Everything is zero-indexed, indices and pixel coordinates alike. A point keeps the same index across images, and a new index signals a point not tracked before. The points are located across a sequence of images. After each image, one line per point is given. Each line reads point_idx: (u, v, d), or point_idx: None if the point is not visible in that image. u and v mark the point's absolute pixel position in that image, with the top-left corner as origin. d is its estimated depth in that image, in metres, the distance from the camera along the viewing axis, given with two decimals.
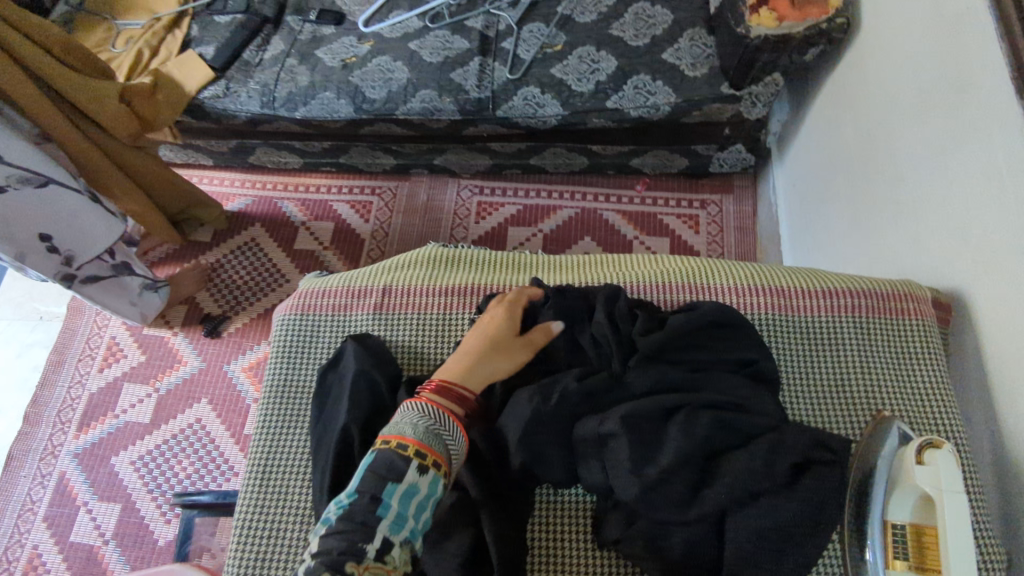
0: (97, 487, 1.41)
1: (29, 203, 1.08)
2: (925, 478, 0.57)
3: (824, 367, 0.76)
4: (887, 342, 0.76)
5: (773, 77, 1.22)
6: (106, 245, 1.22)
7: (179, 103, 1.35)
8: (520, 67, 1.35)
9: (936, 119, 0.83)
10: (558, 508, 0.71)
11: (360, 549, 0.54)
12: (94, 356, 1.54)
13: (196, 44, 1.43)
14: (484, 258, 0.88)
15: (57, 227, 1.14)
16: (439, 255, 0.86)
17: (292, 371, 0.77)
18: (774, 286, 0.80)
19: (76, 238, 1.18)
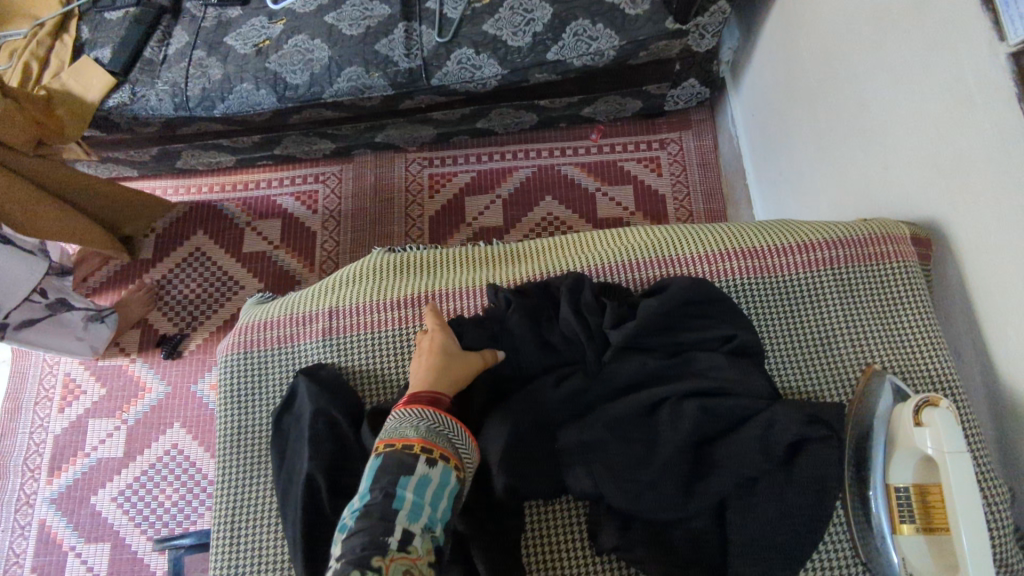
0: (81, 529, 1.36)
1: None
2: (924, 439, 0.53)
3: (809, 328, 0.72)
4: (870, 293, 0.72)
5: (719, 5, 1.14)
6: (28, 288, 1.15)
7: (82, 117, 1.24)
8: (449, 28, 1.23)
9: (895, 40, 0.77)
10: (550, 518, 0.68)
11: (382, 542, 0.50)
12: (52, 397, 1.46)
13: (91, 48, 1.30)
14: (436, 259, 0.83)
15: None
16: (386, 265, 0.81)
17: (245, 413, 0.73)
18: (746, 248, 0.76)
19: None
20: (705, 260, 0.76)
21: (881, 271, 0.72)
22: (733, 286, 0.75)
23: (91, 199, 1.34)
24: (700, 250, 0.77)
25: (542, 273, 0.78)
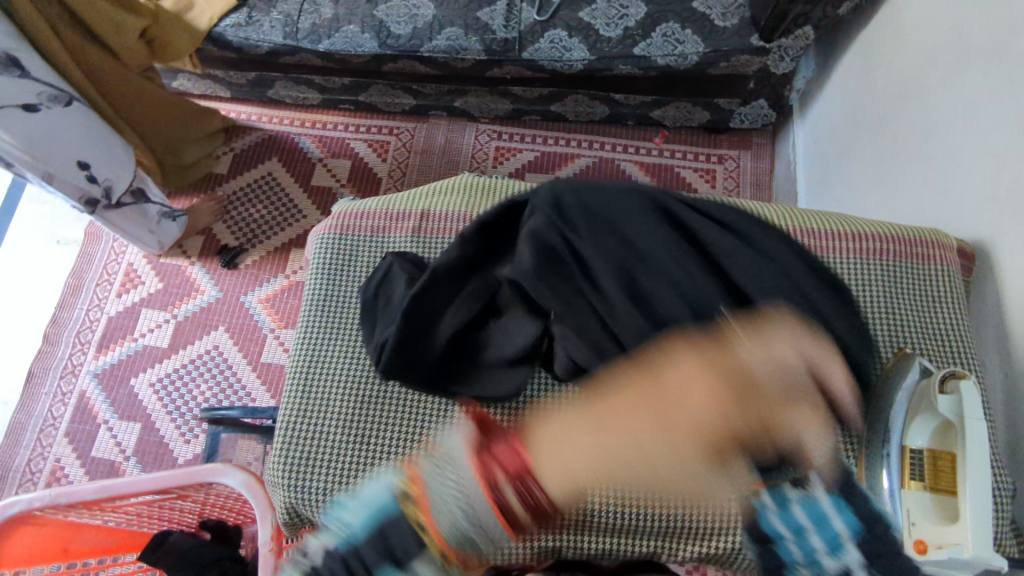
0: (117, 405, 1.46)
1: (64, 122, 1.10)
2: (947, 407, 0.61)
3: (851, 309, 0.79)
4: (909, 285, 0.80)
5: (805, 32, 1.22)
6: (130, 173, 1.25)
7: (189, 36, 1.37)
8: (548, 9, 1.33)
9: (972, 76, 0.85)
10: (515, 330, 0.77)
11: None
12: (113, 281, 1.56)
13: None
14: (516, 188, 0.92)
15: (92, 154, 1.16)
16: (475, 182, 0.90)
17: (331, 286, 0.83)
18: (805, 228, 0.84)
19: (109, 166, 1.20)
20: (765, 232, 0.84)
21: (921, 268, 0.80)
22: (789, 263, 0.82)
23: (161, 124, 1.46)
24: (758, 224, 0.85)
25: None
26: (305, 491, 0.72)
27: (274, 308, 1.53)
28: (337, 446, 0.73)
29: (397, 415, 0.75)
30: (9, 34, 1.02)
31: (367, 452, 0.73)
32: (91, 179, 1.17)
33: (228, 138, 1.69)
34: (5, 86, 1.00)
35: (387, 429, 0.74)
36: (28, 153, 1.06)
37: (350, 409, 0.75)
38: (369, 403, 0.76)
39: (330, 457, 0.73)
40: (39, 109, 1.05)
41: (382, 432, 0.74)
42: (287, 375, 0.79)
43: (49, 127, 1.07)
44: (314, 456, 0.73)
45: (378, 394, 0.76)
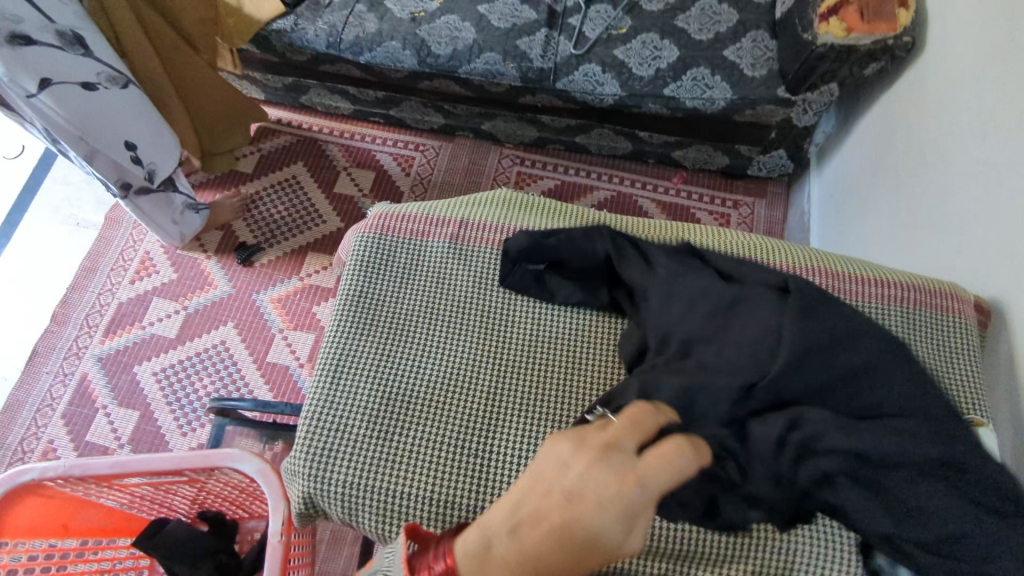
0: (117, 392, 1.45)
1: (118, 104, 1.12)
2: None
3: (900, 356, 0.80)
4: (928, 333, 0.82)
5: (830, 87, 1.27)
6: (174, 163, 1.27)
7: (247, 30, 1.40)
8: (584, 44, 1.39)
9: (994, 141, 0.89)
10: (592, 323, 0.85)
11: None
12: (127, 267, 1.57)
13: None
14: (549, 206, 0.96)
15: (140, 137, 1.18)
16: (511, 199, 0.95)
17: (366, 282, 0.85)
18: (827, 269, 0.87)
19: (154, 151, 1.21)
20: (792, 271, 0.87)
21: (940, 318, 0.82)
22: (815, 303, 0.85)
23: (215, 115, 1.45)
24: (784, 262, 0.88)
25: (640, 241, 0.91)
26: (325, 482, 0.72)
27: (285, 309, 1.53)
28: (360, 441, 0.74)
29: (421, 414, 0.76)
30: (81, 16, 1.07)
31: (390, 448, 0.74)
32: (135, 161, 1.18)
33: (256, 139, 1.72)
34: (70, 63, 1.04)
35: (410, 427, 0.75)
36: (78, 130, 1.08)
37: (375, 405, 0.76)
38: (395, 399, 0.77)
39: (353, 448, 0.74)
40: (97, 88, 1.09)
41: (406, 429, 0.75)
42: (316, 365, 0.80)
43: (101, 106, 1.10)
44: (336, 444, 0.74)
45: (403, 392, 0.77)
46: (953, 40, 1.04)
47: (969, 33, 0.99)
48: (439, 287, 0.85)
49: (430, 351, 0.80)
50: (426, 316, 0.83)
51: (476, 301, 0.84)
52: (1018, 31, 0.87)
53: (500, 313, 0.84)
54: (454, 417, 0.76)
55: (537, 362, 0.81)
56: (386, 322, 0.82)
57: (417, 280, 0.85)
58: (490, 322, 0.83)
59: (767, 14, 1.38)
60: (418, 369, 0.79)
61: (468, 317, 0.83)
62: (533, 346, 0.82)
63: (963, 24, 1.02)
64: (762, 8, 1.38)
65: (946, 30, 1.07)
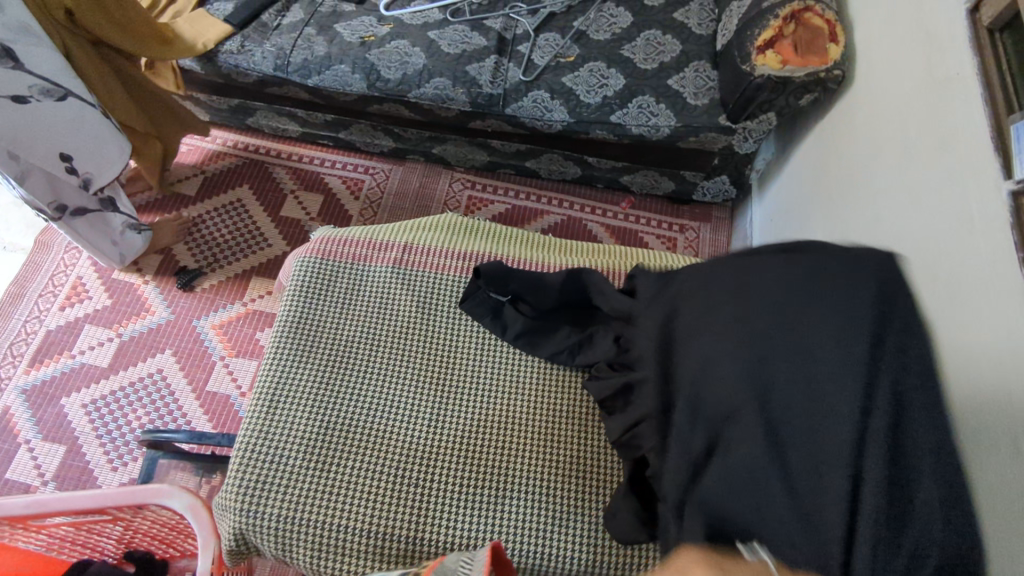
0: (43, 425, 1.36)
1: (56, 117, 1.08)
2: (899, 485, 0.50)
3: None
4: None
5: (768, 116, 1.31)
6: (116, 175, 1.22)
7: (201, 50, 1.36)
8: (533, 71, 1.41)
9: (918, 170, 0.93)
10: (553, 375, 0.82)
11: None
12: (57, 293, 1.49)
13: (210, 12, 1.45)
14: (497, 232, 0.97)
15: (77, 150, 1.14)
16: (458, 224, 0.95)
17: (306, 308, 0.82)
18: None
19: (90, 161, 1.17)
20: None
21: None
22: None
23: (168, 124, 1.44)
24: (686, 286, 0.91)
25: (588, 263, 0.92)
26: (258, 516, 0.69)
27: (226, 335, 1.48)
28: (297, 472, 0.71)
29: (362, 443, 0.74)
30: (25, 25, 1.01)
31: (328, 480, 0.71)
32: (70, 171, 1.15)
33: (200, 162, 1.67)
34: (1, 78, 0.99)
35: (349, 456, 0.73)
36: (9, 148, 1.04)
37: (314, 435, 0.73)
38: (334, 428, 0.74)
39: (288, 482, 0.70)
40: (29, 101, 1.04)
41: (345, 459, 0.72)
42: (252, 395, 0.77)
43: (34, 121, 1.05)
44: (270, 478, 0.70)
45: (343, 420, 0.75)
46: (878, 74, 1.10)
47: (892, 71, 1.05)
48: (383, 312, 0.83)
49: (373, 377, 0.78)
50: (369, 342, 0.81)
51: (421, 326, 0.83)
52: (935, 68, 0.92)
53: (446, 340, 0.83)
54: (396, 445, 0.74)
55: (484, 388, 0.80)
56: (327, 348, 0.80)
57: (359, 305, 0.84)
58: (435, 349, 0.82)
59: (708, 46, 1.43)
60: (359, 396, 0.77)
61: (412, 343, 0.82)
62: (479, 372, 0.81)
63: (887, 61, 1.08)
64: (703, 40, 1.43)
65: (872, 65, 1.13)
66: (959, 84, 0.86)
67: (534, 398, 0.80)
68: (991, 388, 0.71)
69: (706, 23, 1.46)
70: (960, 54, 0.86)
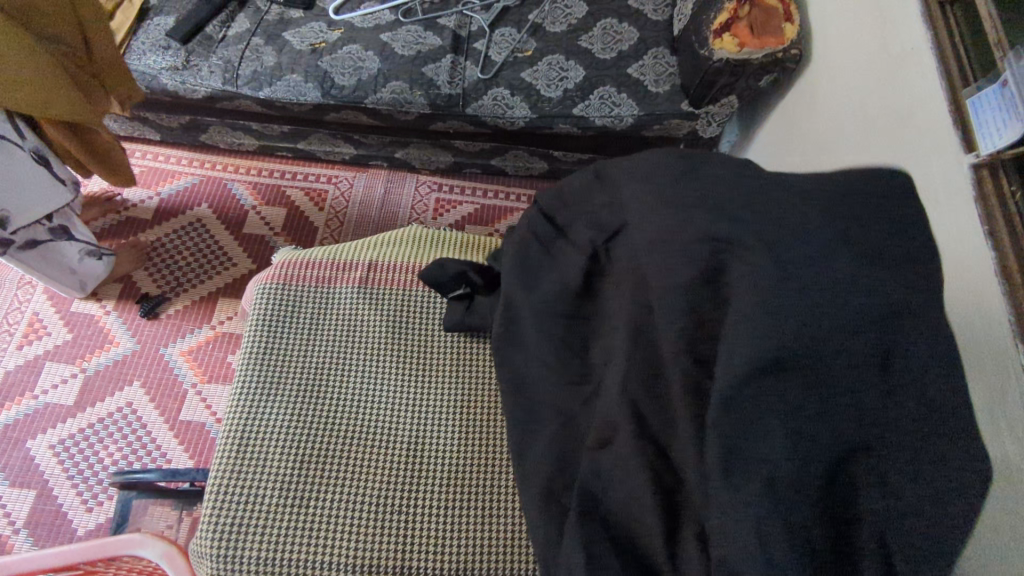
0: (9, 471, 1.30)
1: None
2: None
3: None
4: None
5: (729, 100, 1.30)
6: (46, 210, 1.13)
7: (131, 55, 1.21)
8: (491, 68, 1.38)
9: (880, 147, 0.93)
10: None
11: None
12: (13, 332, 1.43)
13: (142, 34, 1.38)
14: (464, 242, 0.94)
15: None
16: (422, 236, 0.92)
17: (271, 337, 0.79)
18: None
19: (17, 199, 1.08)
20: None
21: None
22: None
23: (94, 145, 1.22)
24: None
25: None
26: (236, 561, 0.66)
27: (197, 361, 1.43)
28: (274, 511, 0.68)
29: (340, 474, 0.71)
30: None
31: (308, 516, 0.69)
32: None
33: (153, 184, 1.61)
34: None
35: (328, 489, 0.70)
36: None
37: (290, 471, 0.71)
38: (310, 461, 0.72)
39: (265, 523, 0.68)
40: None
41: (324, 492, 0.70)
42: (221, 435, 0.73)
43: None
44: (245, 520, 0.68)
45: (319, 451, 0.72)
46: (835, 51, 1.10)
47: (848, 49, 1.05)
48: (352, 336, 0.81)
49: (347, 404, 0.76)
50: (340, 368, 0.78)
51: (394, 346, 0.81)
52: (891, 43, 0.92)
53: (419, 359, 0.80)
54: (375, 472, 0.72)
55: (462, 405, 0.78)
56: (296, 378, 0.77)
57: (327, 329, 0.81)
58: (409, 369, 0.79)
59: (665, 31, 1.42)
60: (333, 426, 0.74)
61: (384, 365, 0.79)
62: (457, 388, 0.79)
63: (842, 39, 1.07)
64: (660, 26, 1.42)
65: (828, 42, 1.12)
66: (915, 59, 0.86)
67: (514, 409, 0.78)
68: (964, 362, 0.71)
69: (662, 9, 1.45)
70: (914, 28, 0.86)
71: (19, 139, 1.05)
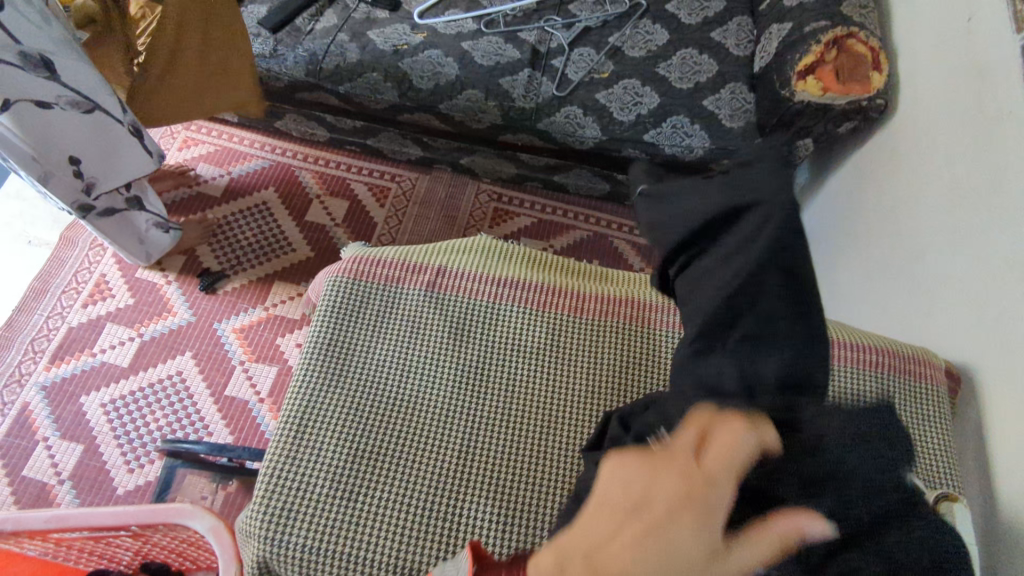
0: (61, 423, 1.36)
1: (74, 125, 1.05)
2: None
3: None
4: (900, 398, 0.82)
5: (807, 144, 1.28)
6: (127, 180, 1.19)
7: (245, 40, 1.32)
8: (567, 85, 1.39)
9: (963, 208, 0.90)
10: (593, 405, 0.80)
11: None
12: (80, 290, 1.49)
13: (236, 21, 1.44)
14: (530, 256, 0.95)
15: (87, 153, 1.10)
16: (491, 246, 0.93)
17: (336, 329, 0.81)
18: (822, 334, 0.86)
19: (102, 167, 1.14)
20: (854, 349, 0.85)
21: (911, 385, 0.83)
22: (644, 368, 0.83)
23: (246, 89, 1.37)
24: (663, 324, 0.87)
25: (627, 292, 0.90)
26: (281, 545, 0.68)
27: (247, 340, 1.47)
28: (322, 500, 0.70)
29: (389, 473, 0.73)
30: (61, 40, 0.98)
31: (353, 510, 0.70)
32: (77, 174, 1.11)
33: (226, 163, 1.67)
34: (34, 82, 0.96)
35: (376, 486, 0.72)
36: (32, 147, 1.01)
37: (341, 463, 0.72)
38: (360, 456, 0.73)
39: (312, 511, 0.69)
40: (54, 108, 1.00)
41: (371, 488, 0.71)
42: (279, 419, 0.76)
43: (53, 125, 1.02)
44: (293, 506, 0.69)
45: (370, 447, 0.74)
46: (924, 105, 1.07)
47: (939, 103, 1.02)
48: (413, 337, 0.82)
49: (402, 404, 0.77)
50: (399, 367, 0.80)
51: (453, 352, 0.82)
52: (986, 105, 0.89)
53: (477, 368, 0.81)
54: (424, 475, 0.73)
55: (514, 420, 0.78)
56: (356, 373, 0.79)
57: (391, 328, 0.82)
58: (466, 377, 0.80)
59: (746, 67, 1.40)
60: (387, 424, 0.76)
61: (442, 369, 0.80)
62: (511, 401, 0.79)
63: (933, 94, 1.05)
64: (741, 62, 1.41)
65: (917, 95, 1.10)
66: (1010, 125, 0.83)
67: (564, 431, 0.78)
68: None
69: (744, 45, 1.43)
70: (1011, 91, 0.84)
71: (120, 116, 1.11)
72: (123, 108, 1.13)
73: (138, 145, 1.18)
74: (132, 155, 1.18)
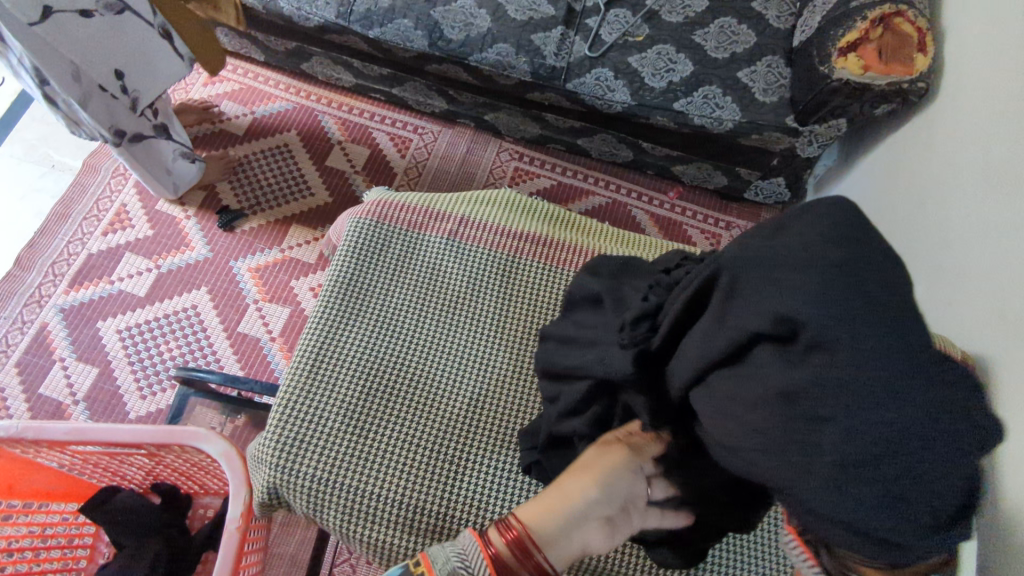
0: (78, 345, 1.39)
1: (114, 34, 1.07)
2: None
3: None
4: None
5: (838, 123, 1.26)
6: (160, 87, 1.22)
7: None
8: (599, 47, 1.37)
9: (993, 203, 0.89)
10: None
11: None
12: (101, 218, 1.51)
13: None
14: (552, 214, 0.96)
15: (127, 65, 1.13)
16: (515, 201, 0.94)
17: (357, 270, 0.82)
18: None
19: (143, 78, 1.18)
20: None
21: None
22: None
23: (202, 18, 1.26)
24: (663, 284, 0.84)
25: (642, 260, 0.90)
26: (293, 473, 0.70)
27: (262, 279, 1.49)
28: (333, 434, 0.72)
29: (399, 413, 0.74)
30: None
31: (364, 445, 0.72)
32: (121, 90, 1.14)
33: (250, 102, 1.66)
34: None
35: (388, 423, 0.74)
36: (76, 67, 1.04)
37: (355, 400, 0.74)
38: (373, 396, 0.75)
39: (324, 445, 0.71)
40: (93, 16, 1.02)
41: (383, 427, 0.73)
42: (296, 353, 0.77)
43: (94, 36, 1.04)
44: (306, 437, 0.72)
45: (385, 389, 0.75)
46: (966, 88, 1.04)
47: (983, 88, 1.00)
48: (431, 285, 0.83)
49: (417, 350, 0.78)
50: (416, 313, 0.81)
51: (469, 304, 0.82)
52: None
53: (492, 321, 0.82)
54: (433, 419, 0.75)
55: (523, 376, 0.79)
56: (374, 316, 0.80)
57: (410, 273, 0.83)
58: (481, 329, 0.81)
59: (784, 40, 1.37)
60: (402, 368, 0.77)
61: (457, 319, 0.81)
62: (524, 354, 0.81)
63: (977, 79, 1.02)
64: (780, 34, 1.37)
65: (960, 80, 1.07)
66: None
67: None
68: None
69: (786, 17, 1.39)
70: None
71: (151, 20, 1.13)
72: (154, 11, 1.14)
73: (169, 50, 1.20)
74: (166, 63, 1.21)
